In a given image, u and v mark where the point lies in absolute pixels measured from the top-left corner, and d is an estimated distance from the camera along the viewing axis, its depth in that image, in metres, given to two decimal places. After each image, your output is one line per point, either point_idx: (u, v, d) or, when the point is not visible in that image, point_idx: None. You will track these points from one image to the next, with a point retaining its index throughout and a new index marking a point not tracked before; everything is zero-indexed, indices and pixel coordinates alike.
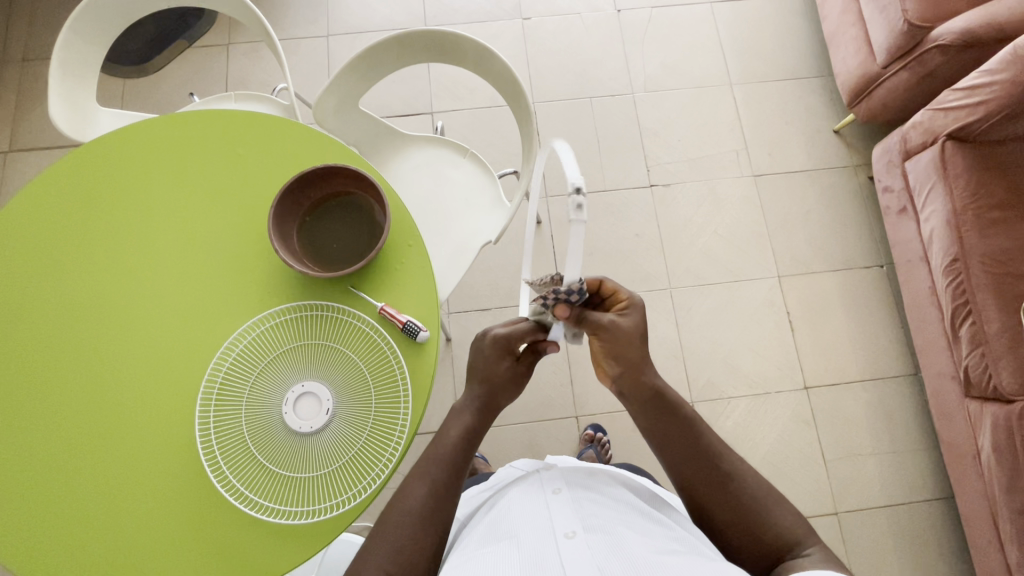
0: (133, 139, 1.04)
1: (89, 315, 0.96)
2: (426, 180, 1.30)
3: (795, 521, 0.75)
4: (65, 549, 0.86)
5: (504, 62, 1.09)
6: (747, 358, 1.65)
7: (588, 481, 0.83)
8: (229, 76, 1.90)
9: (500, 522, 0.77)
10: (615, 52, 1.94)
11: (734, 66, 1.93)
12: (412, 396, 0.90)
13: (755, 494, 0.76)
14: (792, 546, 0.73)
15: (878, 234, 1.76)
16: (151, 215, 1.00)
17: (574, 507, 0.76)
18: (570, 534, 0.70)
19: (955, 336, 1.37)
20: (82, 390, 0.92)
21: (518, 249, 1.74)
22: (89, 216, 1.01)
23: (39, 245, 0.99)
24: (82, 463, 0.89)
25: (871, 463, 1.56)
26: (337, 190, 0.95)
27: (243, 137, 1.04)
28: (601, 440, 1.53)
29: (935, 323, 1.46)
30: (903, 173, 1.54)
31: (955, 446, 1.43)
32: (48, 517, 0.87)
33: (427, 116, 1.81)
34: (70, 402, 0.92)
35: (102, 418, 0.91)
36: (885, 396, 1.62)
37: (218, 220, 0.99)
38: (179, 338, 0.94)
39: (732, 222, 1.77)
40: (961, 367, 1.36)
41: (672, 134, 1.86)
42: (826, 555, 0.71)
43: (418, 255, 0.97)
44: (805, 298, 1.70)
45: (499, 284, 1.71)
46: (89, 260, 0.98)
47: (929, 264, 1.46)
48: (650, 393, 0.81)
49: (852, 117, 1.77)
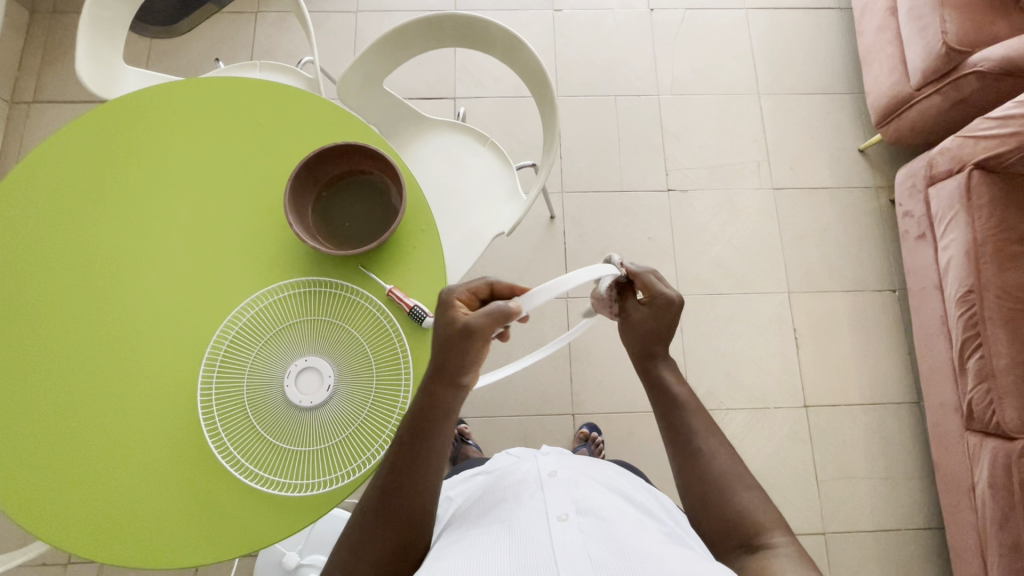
0: (145, 110, 1.04)
1: (96, 283, 0.96)
2: (443, 165, 1.30)
3: (761, 507, 0.77)
4: (63, 512, 0.87)
5: (532, 52, 1.07)
6: (749, 371, 1.64)
7: (583, 469, 0.84)
8: (256, 44, 1.89)
9: (496, 507, 0.77)
10: (644, 51, 1.91)
11: (763, 76, 1.90)
12: (412, 378, 0.90)
13: (723, 476, 0.80)
14: (758, 533, 0.75)
15: (894, 258, 1.74)
16: (162, 187, 1.00)
17: (568, 492, 0.77)
18: (563, 517, 0.71)
19: (961, 368, 1.36)
20: (86, 359, 0.93)
21: (529, 244, 1.73)
22: (100, 185, 1.00)
23: (46, 212, 0.99)
24: (83, 430, 0.90)
25: (863, 486, 1.56)
26: (354, 169, 0.94)
27: (260, 111, 1.03)
28: (595, 439, 1.52)
29: (943, 352, 1.44)
30: (925, 199, 1.52)
31: (950, 478, 1.42)
32: (48, 481, 0.88)
33: (449, 101, 1.80)
34: (75, 368, 0.92)
35: (104, 386, 0.92)
36: (885, 420, 1.61)
37: (230, 194, 0.99)
38: (186, 309, 0.94)
39: (746, 233, 1.75)
40: (965, 399, 1.35)
41: (694, 139, 1.84)
42: (792, 543, 0.73)
43: (431, 240, 0.96)
44: (813, 316, 1.69)
45: (508, 275, 1.70)
46: (97, 229, 0.98)
47: (943, 292, 1.44)
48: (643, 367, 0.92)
49: (879, 137, 1.74)
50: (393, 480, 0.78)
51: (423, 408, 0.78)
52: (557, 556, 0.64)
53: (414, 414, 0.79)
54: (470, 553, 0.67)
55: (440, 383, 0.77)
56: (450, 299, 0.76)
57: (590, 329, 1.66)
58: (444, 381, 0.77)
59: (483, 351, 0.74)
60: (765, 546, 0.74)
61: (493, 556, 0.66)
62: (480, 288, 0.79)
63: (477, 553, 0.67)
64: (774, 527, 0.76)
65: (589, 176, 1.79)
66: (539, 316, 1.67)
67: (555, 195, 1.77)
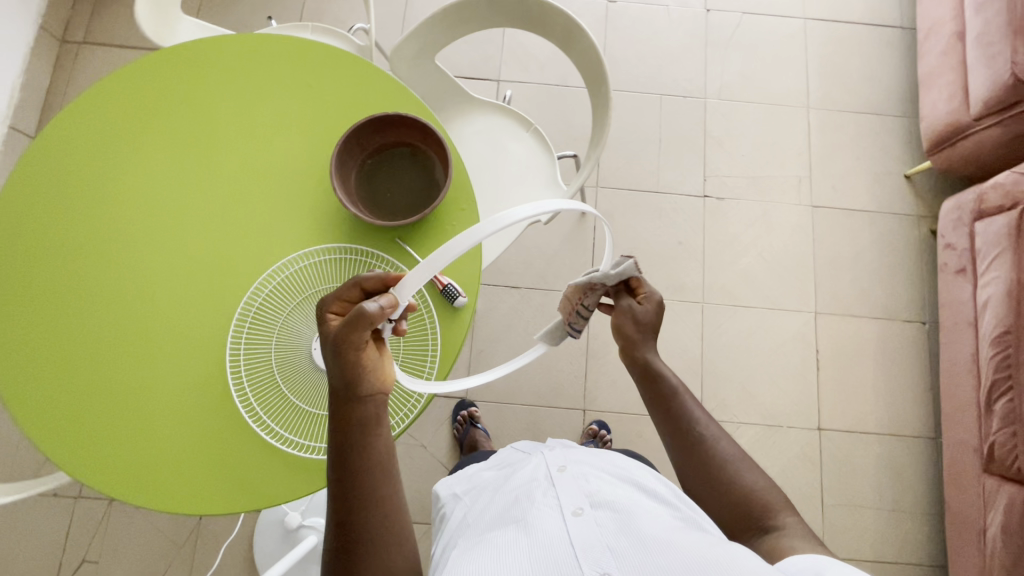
0: (187, 75, 1.03)
1: (132, 245, 0.96)
2: (484, 146, 1.29)
3: (767, 487, 0.79)
4: (91, 467, 0.89)
5: (592, 41, 1.05)
6: (765, 387, 1.62)
7: (593, 459, 0.83)
8: (306, 6, 1.88)
9: (508, 503, 0.77)
10: (695, 52, 1.87)
11: (814, 90, 1.85)
12: (439, 355, 0.91)
13: (727, 458, 0.81)
14: (767, 515, 0.76)
15: (928, 289, 1.70)
16: (202, 152, 1.00)
17: (580, 483, 0.76)
18: (577, 512, 0.71)
19: (987, 410, 1.33)
20: (121, 308, 0.94)
21: (557, 235, 1.71)
22: (139, 148, 1.00)
23: (88, 165, 1.00)
24: (112, 389, 0.91)
25: (869, 516, 1.54)
26: (402, 141, 0.94)
27: (305, 80, 1.02)
28: (603, 437, 1.54)
29: (969, 391, 1.41)
30: (970, 233, 1.48)
31: (960, 518, 1.40)
32: (77, 437, 0.90)
33: (493, 83, 1.78)
34: (111, 313, 0.94)
35: (136, 336, 0.93)
36: (898, 452, 1.58)
37: (271, 160, 0.99)
38: (222, 273, 0.95)
39: (779, 247, 1.72)
40: (987, 441, 1.33)
41: (737, 147, 1.80)
42: (800, 525, 0.75)
43: (470, 220, 0.96)
44: (837, 339, 1.66)
45: (533, 264, 1.69)
46: (136, 191, 0.98)
47: (977, 330, 1.41)
48: (641, 366, 0.91)
49: (927, 165, 1.69)
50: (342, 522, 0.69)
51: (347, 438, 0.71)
52: (577, 554, 0.65)
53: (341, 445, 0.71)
54: (490, 559, 0.67)
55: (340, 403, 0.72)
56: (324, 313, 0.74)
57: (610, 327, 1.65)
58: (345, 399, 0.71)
59: (357, 361, 0.70)
60: (774, 527, 0.75)
61: (513, 562, 0.66)
62: (352, 294, 0.74)
63: (497, 559, 0.66)
64: (782, 508, 0.77)
65: (625, 174, 1.77)
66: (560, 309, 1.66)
67: (589, 189, 1.75)
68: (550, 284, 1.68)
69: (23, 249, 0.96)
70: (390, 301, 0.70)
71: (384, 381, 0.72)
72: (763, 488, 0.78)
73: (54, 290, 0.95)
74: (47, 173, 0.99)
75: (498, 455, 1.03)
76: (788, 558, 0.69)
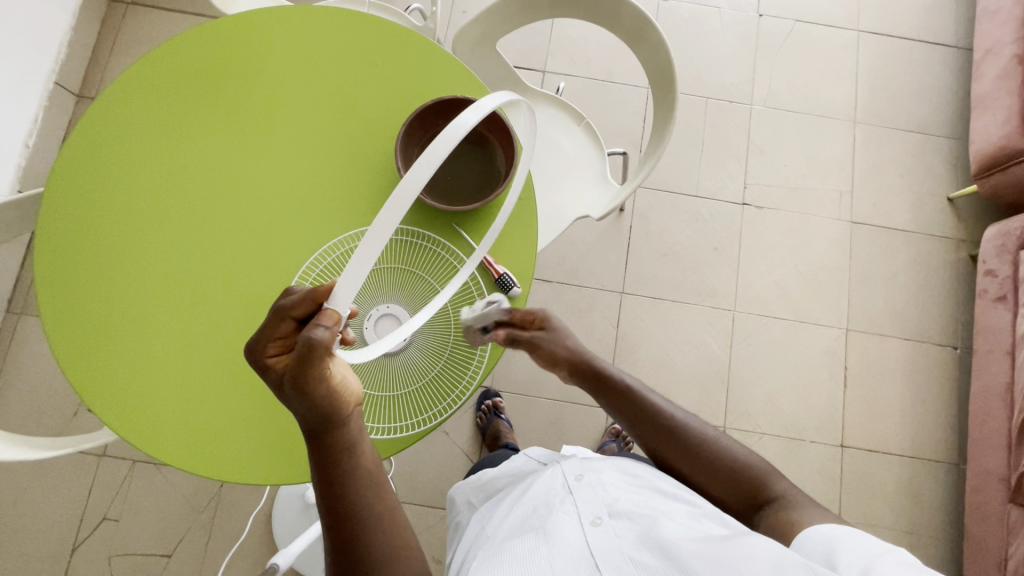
0: (235, 52, 1.02)
1: (180, 223, 0.96)
2: (535, 137, 1.28)
3: (753, 458, 0.85)
4: (140, 445, 0.90)
5: (661, 39, 1.04)
6: (790, 399, 1.62)
7: (608, 466, 0.84)
8: None
9: (525, 510, 0.78)
10: (744, 56, 1.85)
11: (862, 104, 1.83)
12: (490, 342, 0.92)
13: (706, 440, 0.86)
14: (761, 490, 0.82)
15: (962, 314, 1.68)
16: (251, 131, 0.99)
17: (597, 493, 0.78)
18: (596, 522, 0.73)
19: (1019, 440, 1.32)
20: (175, 278, 0.94)
21: (592, 232, 1.70)
22: (185, 128, 0.99)
23: (145, 132, 0.99)
24: (162, 364, 0.92)
25: (885, 537, 1.54)
26: (465, 126, 0.93)
27: (362, 58, 1.01)
28: (625, 437, 1.55)
29: (1000, 420, 1.41)
30: (1014, 261, 1.46)
31: (980, 545, 1.40)
32: (128, 410, 0.91)
33: (539, 74, 1.77)
34: (163, 282, 0.94)
35: (189, 306, 0.93)
36: (920, 476, 1.58)
37: (326, 139, 0.98)
38: (277, 249, 0.95)
39: (815, 261, 1.71)
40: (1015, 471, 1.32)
41: (779, 157, 1.78)
42: (791, 492, 0.82)
43: (527, 211, 0.95)
44: (867, 357, 1.65)
45: (567, 259, 1.68)
46: (183, 170, 0.98)
47: (1014, 359, 1.40)
48: (593, 374, 0.92)
49: (973, 189, 1.67)
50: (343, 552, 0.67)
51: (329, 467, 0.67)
52: (600, 561, 0.67)
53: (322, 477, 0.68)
54: (513, 567, 0.67)
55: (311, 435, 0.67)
56: (262, 354, 0.67)
57: (639, 328, 1.65)
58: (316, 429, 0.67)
59: (326, 390, 0.65)
60: (772, 500, 0.81)
61: (536, 569, 0.67)
62: (283, 323, 0.66)
63: (520, 566, 0.67)
64: (772, 477, 0.83)
65: (664, 175, 1.75)
66: (590, 307, 1.66)
67: None
68: (582, 281, 1.67)
69: (68, 230, 0.96)
70: (332, 316, 0.62)
71: (354, 396, 0.68)
72: (752, 460, 0.85)
73: (100, 271, 0.95)
74: (89, 153, 0.98)
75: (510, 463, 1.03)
76: (802, 532, 0.75)
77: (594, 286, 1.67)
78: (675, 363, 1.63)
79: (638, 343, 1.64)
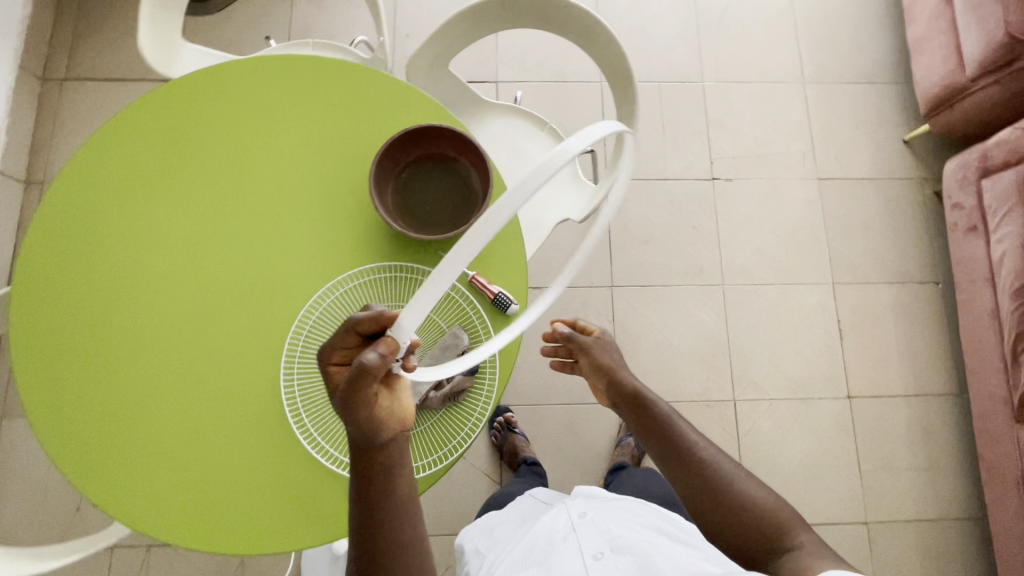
0: (186, 114, 0.99)
1: (161, 301, 0.93)
2: (502, 152, 1.28)
3: (775, 501, 0.81)
4: (153, 534, 0.86)
5: (610, 35, 1.04)
6: (793, 361, 1.65)
7: (610, 505, 0.93)
8: (293, 23, 1.84)
9: (532, 548, 0.86)
10: (688, 36, 1.88)
11: (808, 64, 1.88)
12: (497, 363, 0.91)
13: (729, 475, 0.83)
14: (782, 538, 0.77)
15: (937, 250, 1.73)
16: (222, 193, 0.96)
17: (600, 530, 0.86)
18: (598, 556, 0.81)
19: (1014, 361, 1.36)
20: (160, 353, 0.91)
21: (573, 231, 1.71)
22: (145, 197, 0.96)
23: (105, 208, 0.96)
24: (162, 444, 0.88)
25: (906, 477, 1.57)
26: (436, 152, 0.92)
27: (319, 104, 1.00)
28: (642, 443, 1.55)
29: (992, 345, 1.45)
30: (977, 191, 1.51)
31: (996, 469, 1.43)
32: (134, 497, 0.87)
33: (492, 85, 1.77)
34: (149, 359, 0.91)
35: (181, 379, 0.90)
36: (928, 412, 1.62)
37: (296, 190, 0.96)
38: (263, 306, 0.92)
39: (791, 223, 1.74)
40: (1016, 392, 1.36)
41: (739, 129, 1.81)
42: (815, 545, 0.75)
43: (511, 227, 0.95)
44: (857, 307, 1.69)
45: (552, 263, 1.68)
46: (157, 244, 0.95)
47: (995, 285, 1.44)
48: (631, 392, 0.95)
49: (926, 128, 1.73)
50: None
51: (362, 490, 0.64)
52: None
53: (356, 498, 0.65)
54: None
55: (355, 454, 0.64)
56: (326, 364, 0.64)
57: (634, 319, 1.66)
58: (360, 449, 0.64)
59: (375, 411, 0.62)
60: (793, 549, 0.76)
61: None
62: (348, 338, 0.63)
63: None
64: (796, 527, 0.78)
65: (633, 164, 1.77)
66: (584, 305, 1.66)
67: None
68: (571, 281, 1.68)
69: (39, 322, 0.92)
70: (393, 343, 0.59)
71: (402, 422, 0.64)
72: (774, 506, 0.80)
73: (79, 358, 0.91)
74: (55, 239, 0.94)
75: (515, 507, 1.10)
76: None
77: (584, 285, 1.67)
78: (677, 346, 1.64)
79: (637, 334, 1.64)
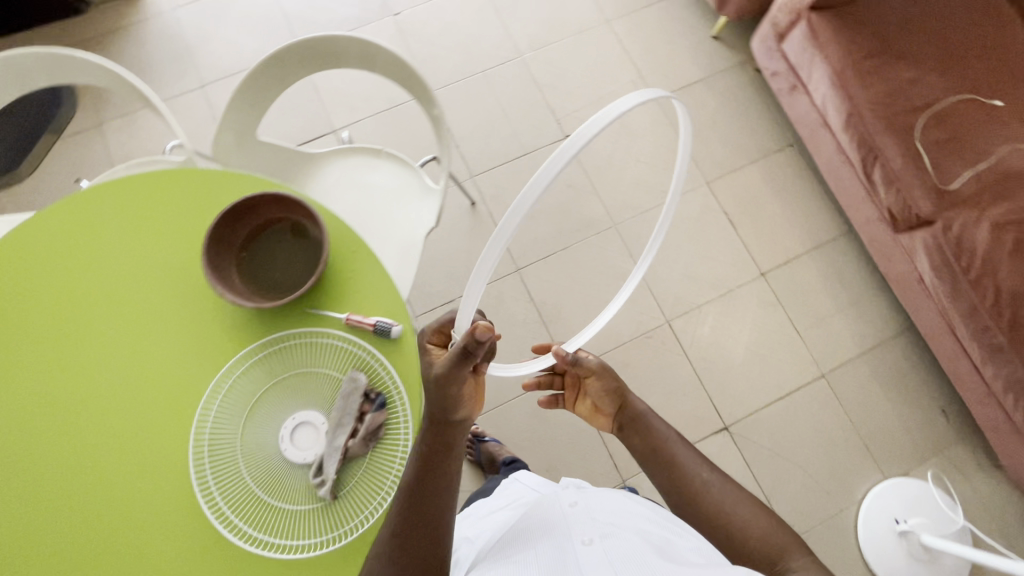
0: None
1: (44, 475, 0.85)
2: (349, 195, 1.28)
3: (770, 525, 0.86)
4: None
5: (388, 49, 1.08)
6: (702, 265, 1.73)
7: (603, 500, 0.93)
8: (112, 155, 1.79)
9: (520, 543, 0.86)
10: (492, 21, 1.96)
11: (605, 5, 1.99)
12: (402, 387, 0.89)
13: (720, 493, 0.90)
14: (776, 557, 0.81)
15: (779, 117, 1.87)
16: (65, 340, 0.90)
17: (590, 518, 0.86)
18: (586, 541, 0.80)
19: (871, 183, 1.50)
20: (56, 528, 0.83)
21: (461, 236, 1.73)
22: None
23: None
24: None
25: (838, 321, 1.68)
26: (269, 219, 0.92)
27: (137, 217, 0.96)
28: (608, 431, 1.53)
29: (851, 178, 1.58)
30: (782, 54, 1.65)
31: (901, 281, 1.56)
32: None
33: (331, 135, 1.77)
34: (45, 537, 0.83)
35: (87, 544, 0.83)
36: (831, 258, 1.74)
37: (144, 307, 0.91)
38: (148, 436, 0.86)
39: (650, 146, 1.84)
40: (884, 209, 1.49)
41: (568, 84, 1.90)
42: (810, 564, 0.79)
43: (367, 257, 0.95)
44: (736, 194, 1.80)
45: (455, 272, 1.70)
46: (26, 414, 0.88)
47: (829, 127, 1.58)
48: (636, 414, 1.03)
49: (723, 20, 1.87)
50: (404, 543, 0.75)
51: (428, 455, 0.79)
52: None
53: (418, 460, 0.79)
54: None
55: (434, 421, 0.80)
56: None
57: (550, 290, 1.69)
58: (439, 420, 0.80)
59: (463, 389, 0.81)
60: (786, 566, 0.80)
61: None
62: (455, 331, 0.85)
63: None
64: (793, 549, 0.82)
65: (488, 153, 1.82)
66: (500, 298, 1.68)
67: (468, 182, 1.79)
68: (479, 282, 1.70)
69: None
70: (488, 329, 0.76)
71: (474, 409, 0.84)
72: (768, 531, 0.85)
73: None
74: None
75: (510, 496, 1.09)
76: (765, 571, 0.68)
77: (491, 280, 1.70)
78: (596, 298, 1.70)
79: (557, 302, 1.69)
